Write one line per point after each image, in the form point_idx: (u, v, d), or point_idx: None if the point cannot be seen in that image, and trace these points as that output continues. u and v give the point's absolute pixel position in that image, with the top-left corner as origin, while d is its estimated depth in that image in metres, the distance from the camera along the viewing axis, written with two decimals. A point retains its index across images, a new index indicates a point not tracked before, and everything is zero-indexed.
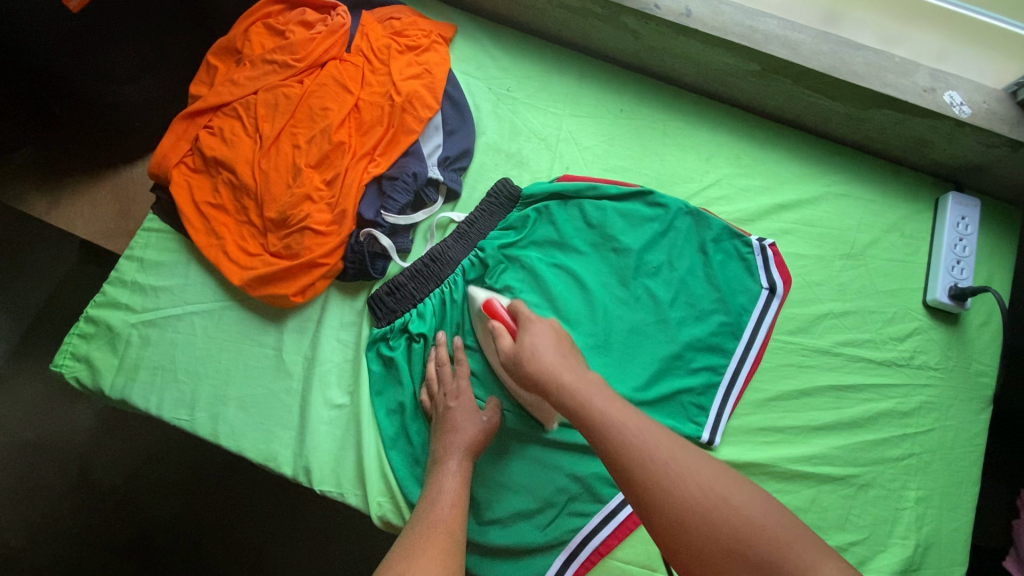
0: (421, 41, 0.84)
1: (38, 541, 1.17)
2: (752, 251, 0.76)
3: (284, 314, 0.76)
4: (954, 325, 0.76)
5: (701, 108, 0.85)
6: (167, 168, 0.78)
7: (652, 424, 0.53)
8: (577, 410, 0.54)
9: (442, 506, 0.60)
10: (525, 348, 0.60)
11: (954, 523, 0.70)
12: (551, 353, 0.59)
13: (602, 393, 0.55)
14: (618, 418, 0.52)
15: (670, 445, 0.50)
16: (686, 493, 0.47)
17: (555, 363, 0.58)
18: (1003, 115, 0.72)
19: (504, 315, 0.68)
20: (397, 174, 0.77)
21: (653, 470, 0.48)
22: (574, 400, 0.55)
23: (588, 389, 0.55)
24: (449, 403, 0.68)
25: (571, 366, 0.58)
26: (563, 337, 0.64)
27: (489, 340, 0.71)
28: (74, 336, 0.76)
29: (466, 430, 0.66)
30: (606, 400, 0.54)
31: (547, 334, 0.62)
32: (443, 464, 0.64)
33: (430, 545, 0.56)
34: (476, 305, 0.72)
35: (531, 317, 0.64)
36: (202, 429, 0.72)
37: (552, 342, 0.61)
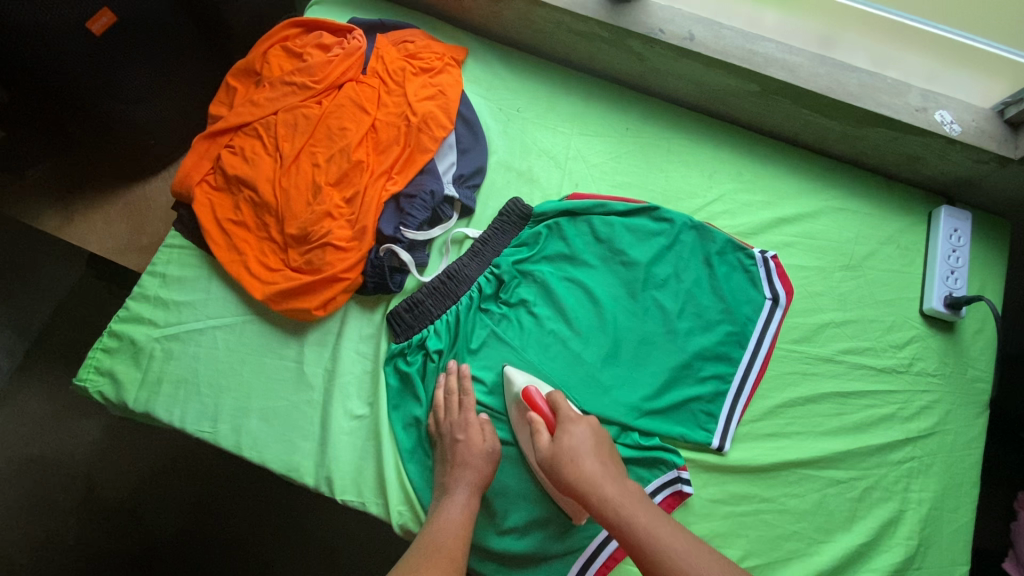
0: (435, 63, 0.88)
1: (44, 557, 1.17)
2: (755, 263, 0.80)
3: (304, 328, 0.78)
4: (950, 332, 0.79)
5: (704, 127, 0.89)
6: (190, 186, 0.80)
7: (682, 531, 0.56)
8: (618, 529, 0.57)
9: (444, 533, 0.61)
10: (565, 452, 0.62)
11: (955, 524, 0.72)
12: (593, 462, 0.61)
13: (640, 504, 0.58)
14: (657, 536, 0.55)
15: (697, 551, 0.54)
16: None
17: (595, 473, 0.60)
18: (991, 133, 0.76)
19: (543, 407, 0.68)
20: (414, 192, 0.79)
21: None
22: (614, 515, 0.57)
23: (629, 505, 0.58)
24: (458, 437, 0.69)
25: (612, 477, 0.61)
26: (602, 441, 0.65)
27: (522, 425, 0.71)
28: (98, 350, 0.77)
29: (475, 466, 0.67)
30: (647, 516, 0.57)
31: (590, 437, 0.64)
32: (449, 493, 0.66)
33: (431, 570, 0.56)
34: (508, 377, 0.72)
35: (569, 414, 0.66)
36: (224, 441, 0.73)
37: (594, 453, 0.63)
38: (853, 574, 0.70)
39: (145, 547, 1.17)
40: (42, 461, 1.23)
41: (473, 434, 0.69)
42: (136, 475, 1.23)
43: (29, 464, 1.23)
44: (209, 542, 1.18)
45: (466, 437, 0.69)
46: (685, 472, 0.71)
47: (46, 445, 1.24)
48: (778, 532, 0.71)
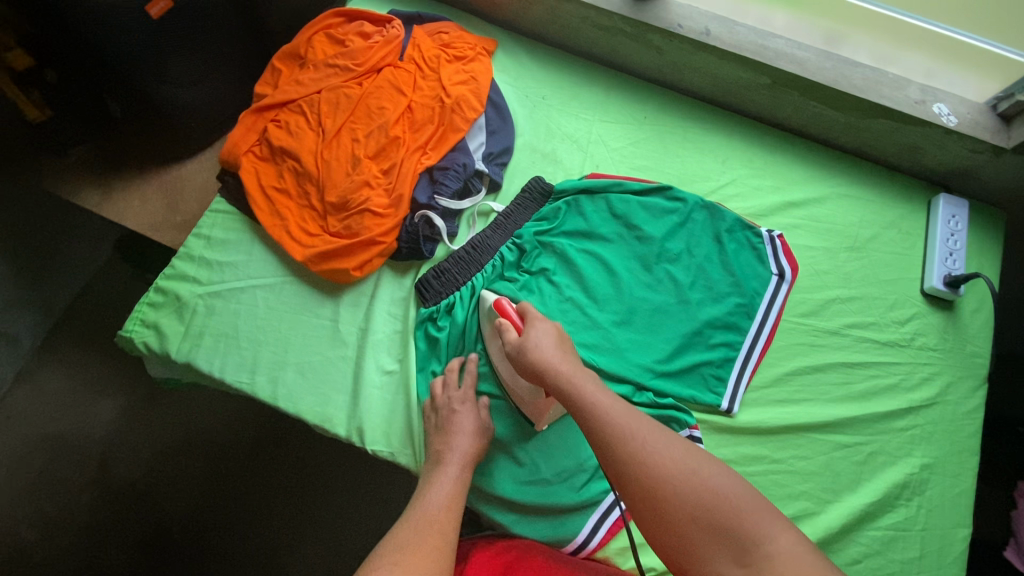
0: (468, 52, 0.94)
1: (58, 532, 1.19)
2: (762, 241, 0.85)
3: (340, 289, 0.82)
4: (950, 310, 0.84)
5: (717, 117, 0.95)
6: (237, 155, 0.86)
7: (635, 412, 0.57)
8: (569, 398, 0.58)
9: (434, 505, 0.65)
10: (528, 340, 0.64)
11: (956, 488, 0.76)
12: (554, 350, 0.63)
13: (598, 387, 0.59)
14: (606, 407, 0.56)
15: (646, 427, 0.55)
16: (659, 468, 0.51)
17: (555, 358, 0.62)
18: (985, 125, 0.82)
19: (513, 314, 0.71)
20: (448, 165, 0.85)
21: (635, 447, 0.53)
22: (569, 385, 0.59)
23: (581, 378, 0.59)
24: (454, 407, 0.73)
25: (573, 364, 0.62)
26: (567, 339, 0.67)
27: (496, 339, 0.75)
28: (144, 304, 0.82)
29: (464, 432, 0.71)
30: (600, 393, 0.58)
31: (553, 334, 0.66)
32: (440, 469, 0.69)
33: (424, 544, 0.60)
34: (487, 305, 0.76)
35: (536, 317, 0.68)
36: (262, 392, 0.77)
37: (556, 344, 0.64)
38: (858, 532, 0.73)
39: (160, 524, 1.20)
40: (58, 438, 1.26)
41: (470, 415, 0.73)
42: (153, 453, 1.26)
43: (48, 439, 1.26)
44: (225, 518, 1.21)
45: (461, 419, 0.72)
46: (697, 430, 0.75)
47: (63, 423, 1.27)
48: (787, 491, 0.75)
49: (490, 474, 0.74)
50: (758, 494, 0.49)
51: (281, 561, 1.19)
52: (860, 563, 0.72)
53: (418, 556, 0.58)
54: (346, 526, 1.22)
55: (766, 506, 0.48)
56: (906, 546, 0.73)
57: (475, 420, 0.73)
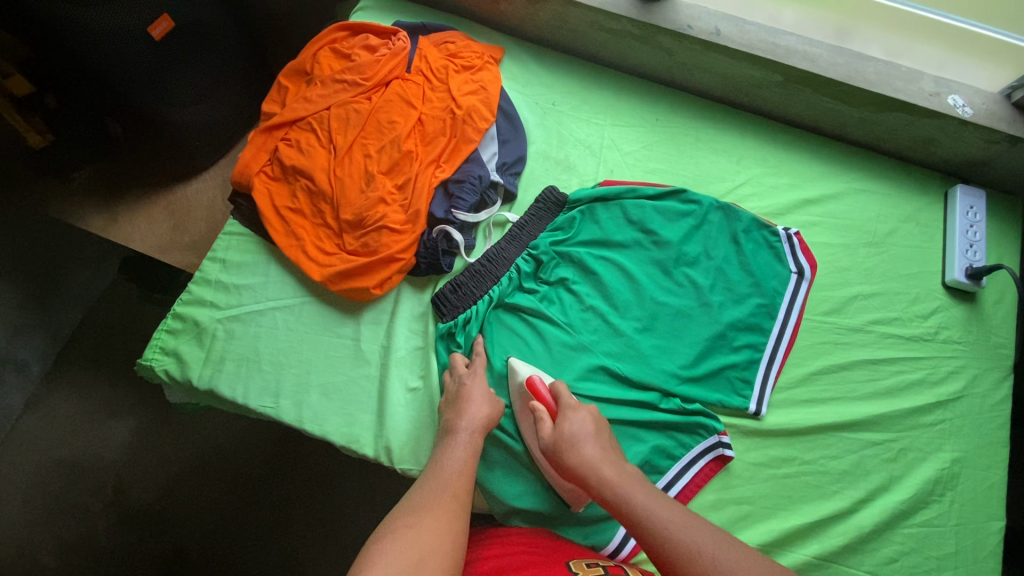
0: (476, 61, 0.93)
1: (77, 558, 1.18)
2: (779, 240, 0.85)
3: (360, 307, 0.81)
4: (972, 302, 0.84)
5: (728, 117, 0.95)
6: (249, 176, 0.85)
7: (680, 508, 0.59)
8: (612, 501, 0.61)
9: (448, 471, 0.64)
10: (566, 436, 0.66)
11: (987, 482, 0.76)
12: (592, 448, 0.65)
13: (639, 485, 0.62)
14: (650, 508, 0.58)
15: (693, 524, 0.57)
16: (714, 569, 0.52)
17: (595, 457, 0.64)
18: (1001, 115, 0.82)
19: (546, 396, 0.72)
20: (462, 177, 0.84)
21: (685, 546, 0.54)
22: (613, 494, 0.61)
23: (625, 482, 0.62)
24: (466, 382, 0.73)
25: (612, 462, 0.64)
26: (602, 427, 0.69)
27: (528, 422, 0.74)
28: (162, 332, 0.81)
29: (478, 404, 0.71)
30: (644, 496, 0.60)
31: (590, 425, 0.68)
32: (452, 436, 0.68)
33: (437, 506, 0.59)
34: (517, 380, 0.74)
35: (571, 403, 0.70)
36: (286, 415, 0.77)
37: (594, 438, 0.66)
38: (893, 530, 0.73)
39: (181, 546, 1.19)
40: (72, 464, 1.25)
41: (480, 385, 0.73)
42: (170, 476, 1.25)
43: (62, 466, 1.24)
44: (247, 537, 1.21)
45: (473, 388, 0.72)
46: (725, 437, 0.75)
47: (77, 449, 1.26)
48: (820, 492, 0.74)
49: (517, 487, 0.74)
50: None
51: None
52: (897, 561, 0.72)
53: (432, 516, 0.57)
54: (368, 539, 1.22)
55: None
56: (942, 542, 0.73)
57: (485, 389, 0.73)
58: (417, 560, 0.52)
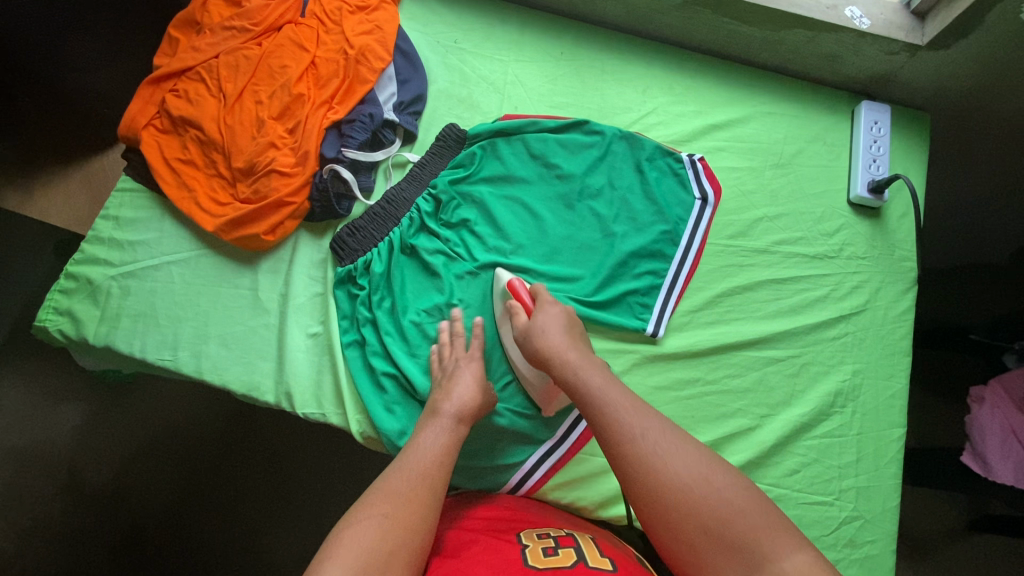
0: (371, 1, 0.90)
1: (33, 540, 1.14)
2: (683, 166, 0.83)
3: (257, 257, 0.80)
4: (876, 217, 0.83)
5: (635, 46, 0.92)
6: (137, 130, 0.83)
7: (655, 416, 0.59)
8: (586, 400, 0.61)
9: (425, 455, 0.62)
10: (536, 326, 0.67)
11: (890, 390, 0.76)
12: (561, 338, 0.65)
13: (600, 371, 0.63)
14: (632, 424, 0.58)
15: (652, 423, 0.58)
16: (682, 479, 0.54)
17: (562, 345, 0.65)
18: (898, 23, 0.80)
19: (525, 296, 0.72)
20: (354, 117, 0.82)
21: (656, 466, 0.55)
22: (574, 377, 0.63)
23: (588, 370, 0.63)
24: (462, 367, 0.70)
25: (578, 350, 0.65)
26: (574, 322, 0.69)
27: (506, 322, 0.74)
28: (55, 292, 0.79)
29: (470, 396, 0.67)
30: (615, 392, 0.60)
31: (561, 318, 0.68)
32: (434, 419, 0.66)
33: (413, 495, 0.58)
34: (500, 284, 0.76)
35: (547, 300, 0.70)
36: (185, 367, 0.76)
37: (563, 330, 0.67)
38: (795, 444, 0.74)
39: (133, 522, 1.17)
40: (23, 450, 1.20)
41: (472, 374, 0.69)
42: (122, 454, 1.21)
43: (12, 452, 1.19)
44: (201, 510, 1.19)
45: (463, 374, 0.69)
46: None
47: (26, 434, 1.20)
48: (722, 411, 0.75)
49: None
50: (779, 511, 0.52)
51: (257, 543, 1.18)
52: (799, 474, 0.73)
53: (406, 507, 0.56)
54: (319, 503, 1.20)
55: (776, 519, 0.52)
56: (844, 451, 0.74)
57: (478, 377, 0.69)
58: (386, 557, 0.52)
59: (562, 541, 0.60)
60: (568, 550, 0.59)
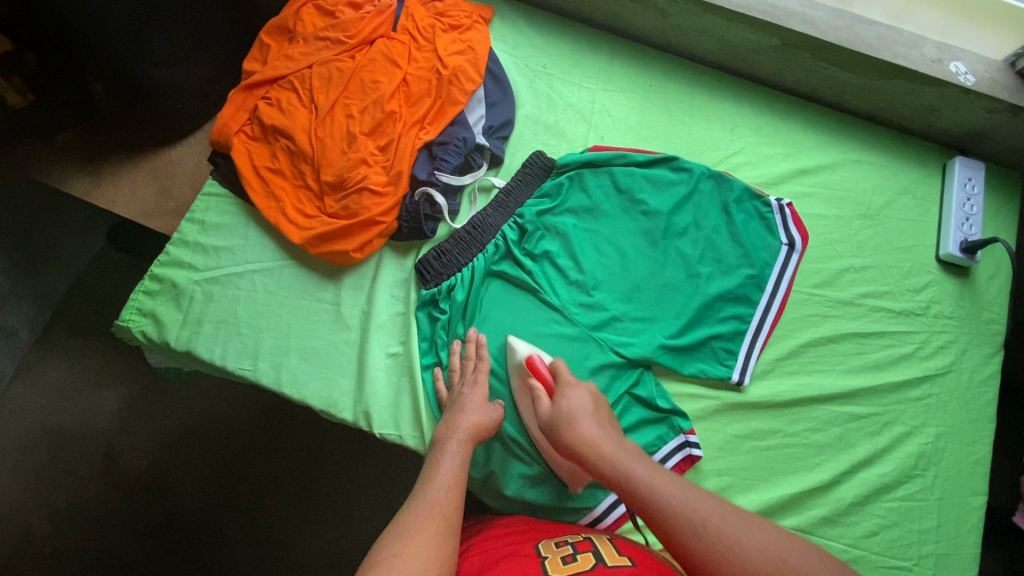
0: (464, 21, 0.90)
1: (68, 522, 1.14)
2: (771, 210, 0.82)
3: (341, 272, 0.80)
4: (965, 277, 0.82)
5: (724, 83, 0.91)
6: (228, 136, 0.83)
7: (691, 489, 0.56)
8: (626, 490, 0.57)
9: (437, 485, 0.59)
10: (565, 411, 0.64)
11: (972, 456, 0.75)
12: (593, 425, 0.62)
13: (638, 459, 0.59)
14: (682, 505, 0.54)
15: (698, 495, 0.55)
16: (746, 554, 0.51)
17: (595, 433, 0.61)
18: (1004, 83, 0.79)
19: (546, 374, 0.70)
20: (447, 140, 0.82)
21: (720, 546, 0.51)
22: (615, 470, 0.58)
23: (629, 460, 0.59)
24: (466, 390, 0.70)
25: (611, 438, 0.62)
26: (601, 403, 0.66)
27: (525, 399, 0.72)
28: (140, 293, 0.80)
29: (475, 416, 0.67)
30: (661, 479, 0.57)
31: (589, 401, 0.65)
32: (444, 445, 0.64)
33: (425, 526, 0.54)
34: (517, 359, 0.73)
35: (569, 381, 0.67)
36: (265, 378, 0.75)
37: (591, 413, 0.64)
38: (874, 504, 0.73)
39: (166, 514, 1.16)
40: (66, 431, 1.20)
41: (477, 392, 0.70)
42: (159, 443, 1.21)
43: (56, 434, 1.20)
44: (239, 508, 1.17)
45: (469, 395, 0.69)
46: (694, 436, 0.73)
47: (69, 416, 1.20)
48: (802, 464, 0.74)
49: (501, 474, 0.72)
50: (813, 549, 0.52)
51: (289, 546, 1.15)
52: (878, 535, 0.72)
53: (424, 539, 0.53)
54: (354, 508, 1.18)
55: (828, 567, 0.51)
56: (924, 515, 0.73)
57: (484, 396, 0.70)
58: None
59: (579, 546, 0.59)
60: (587, 554, 0.58)
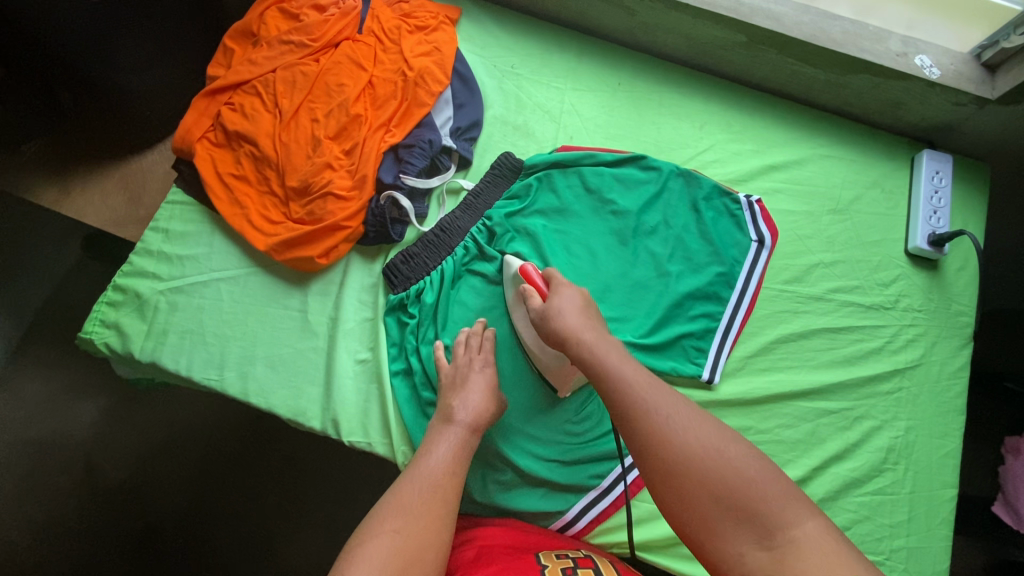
0: (430, 22, 0.89)
1: (47, 535, 1.12)
2: (740, 207, 0.82)
3: (308, 279, 0.79)
4: (934, 270, 0.82)
5: (694, 81, 0.91)
6: (190, 142, 0.82)
7: (673, 395, 0.53)
8: (597, 374, 0.56)
9: (435, 468, 0.62)
10: (551, 307, 0.63)
11: (943, 449, 0.75)
12: (579, 317, 0.61)
13: (616, 351, 0.58)
14: (648, 399, 0.52)
15: (671, 400, 0.51)
16: (704, 458, 0.47)
17: (579, 323, 0.61)
18: (969, 76, 0.79)
19: (538, 280, 0.69)
20: (413, 142, 0.81)
21: (668, 434, 0.49)
22: (590, 362, 0.57)
23: (607, 350, 0.58)
24: (474, 369, 0.70)
25: (596, 330, 0.61)
26: (592, 305, 0.65)
27: (520, 310, 0.73)
28: (103, 304, 0.78)
29: (476, 402, 0.67)
30: (638, 374, 0.54)
31: (578, 300, 0.64)
32: (446, 427, 0.66)
33: (424, 510, 0.58)
34: (511, 271, 0.75)
35: (563, 282, 0.66)
36: (231, 388, 0.74)
37: (580, 310, 0.63)
38: (845, 499, 0.73)
39: (146, 525, 1.14)
40: (42, 443, 1.18)
41: (483, 379, 0.69)
42: (138, 453, 1.19)
43: (33, 447, 1.17)
44: (220, 517, 1.15)
45: (476, 379, 0.69)
46: None
47: (46, 428, 1.18)
48: (774, 461, 0.74)
49: (474, 478, 0.71)
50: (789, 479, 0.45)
51: (272, 553, 1.13)
52: (850, 530, 0.72)
53: (417, 524, 0.56)
54: (337, 512, 1.16)
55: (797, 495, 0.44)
56: (895, 509, 0.73)
57: (489, 384, 0.69)
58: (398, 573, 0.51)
59: (581, 562, 0.59)
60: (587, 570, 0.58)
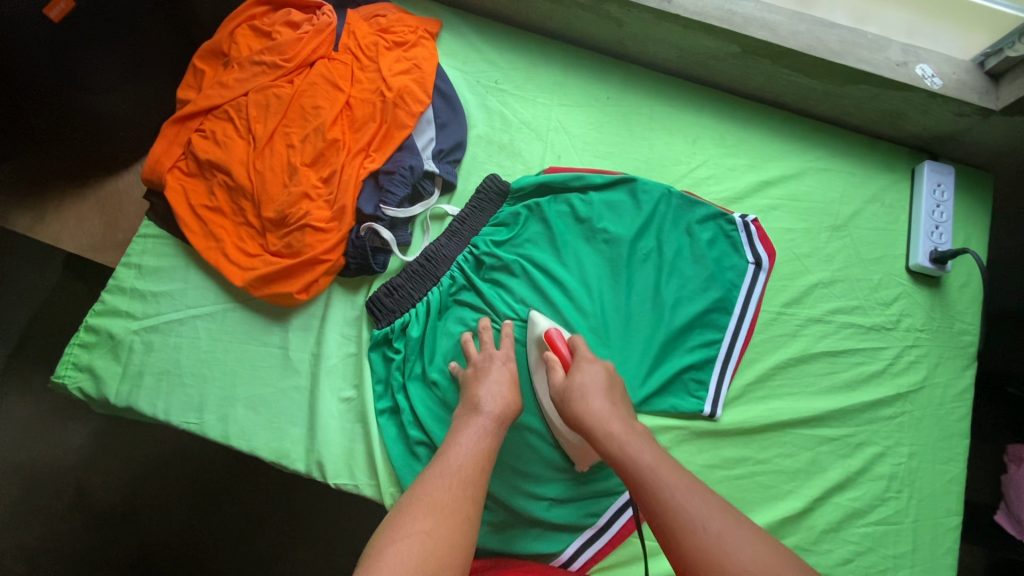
0: (409, 37, 0.85)
1: (38, 565, 1.05)
2: (736, 228, 0.78)
3: (288, 313, 0.76)
4: (936, 287, 0.80)
5: (686, 93, 0.88)
6: (161, 173, 0.78)
7: (708, 494, 0.52)
8: (624, 463, 0.55)
9: (464, 461, 0.59)
10: (575, 386, 0.62)
11: (946, 475, 0.74)
12: (602, 402, 0.60)
13: (646, 443, 0.57)
14: (684, 504, 0.51)
15: (714, 510, 0.50)
16: (743, 561, 0.47)
17: (604, 411, 0.59)
18: (971, 85, 0.76)
19: (563, 348, 0.67)
20: (393, 168, 0.78)
21: (715, 549, 0.48)
22: (619, 448, 0.56)
23: (635, 444, 0.56)
24: (495, 365, 0.68)
25: (621, 417, 0.59)
26: (616, 382, 0.64)
27: (541, 371, 0.70)
28: (75, 346, 0.76)
29: (499, 396, 0.65)
30: (667, 471, 0.54)
31: (603, 376, 0.63)
32: (473, 418, 0.63)
33: (452, 506, 0.55)
34: (537, 332, 0.71)
35: (587, 355, 0.65)
36: (211, 431, 0.72)
37: (604, 392, 0.61)
38: (848, 530, 0.71)
39: (141, 552, 1.06)
40: (33, 469, 1.09)
41: (504, 373, 0.68)
42: (132, 476, 1.09)
43: (5, 476, 1.08)
44: (213, 544, 1.07)
45: (497, 374, 0.67)
46: None
47: (31, 453, 1.09)
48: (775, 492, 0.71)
49: None
50: None
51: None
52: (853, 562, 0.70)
53: (448, 521, 0.54)
54: (339, 530, 1.08)
55: None
56: (898, 539, 0.71)
57: (511, 377, 0.68)
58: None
59: None
60: None
